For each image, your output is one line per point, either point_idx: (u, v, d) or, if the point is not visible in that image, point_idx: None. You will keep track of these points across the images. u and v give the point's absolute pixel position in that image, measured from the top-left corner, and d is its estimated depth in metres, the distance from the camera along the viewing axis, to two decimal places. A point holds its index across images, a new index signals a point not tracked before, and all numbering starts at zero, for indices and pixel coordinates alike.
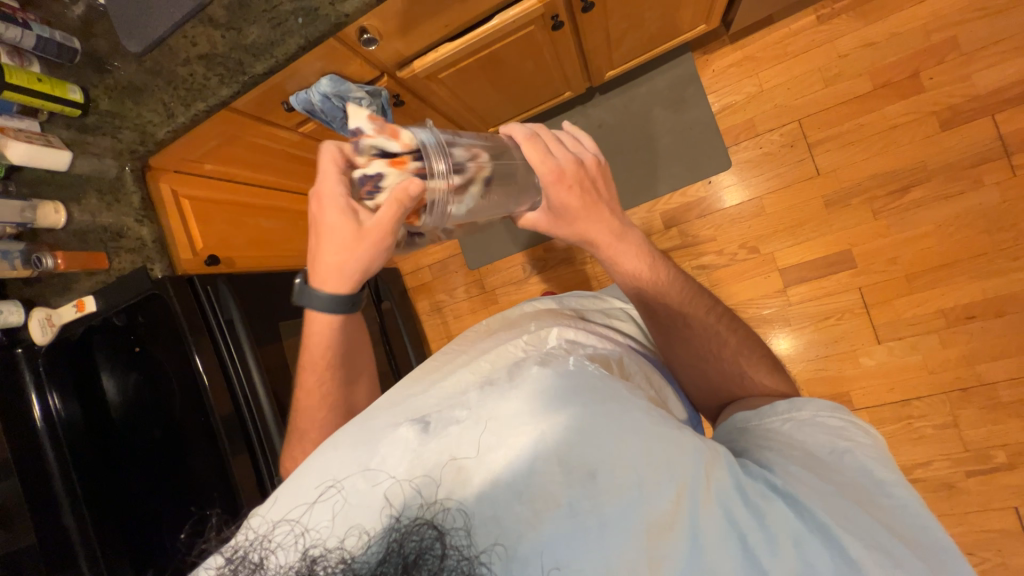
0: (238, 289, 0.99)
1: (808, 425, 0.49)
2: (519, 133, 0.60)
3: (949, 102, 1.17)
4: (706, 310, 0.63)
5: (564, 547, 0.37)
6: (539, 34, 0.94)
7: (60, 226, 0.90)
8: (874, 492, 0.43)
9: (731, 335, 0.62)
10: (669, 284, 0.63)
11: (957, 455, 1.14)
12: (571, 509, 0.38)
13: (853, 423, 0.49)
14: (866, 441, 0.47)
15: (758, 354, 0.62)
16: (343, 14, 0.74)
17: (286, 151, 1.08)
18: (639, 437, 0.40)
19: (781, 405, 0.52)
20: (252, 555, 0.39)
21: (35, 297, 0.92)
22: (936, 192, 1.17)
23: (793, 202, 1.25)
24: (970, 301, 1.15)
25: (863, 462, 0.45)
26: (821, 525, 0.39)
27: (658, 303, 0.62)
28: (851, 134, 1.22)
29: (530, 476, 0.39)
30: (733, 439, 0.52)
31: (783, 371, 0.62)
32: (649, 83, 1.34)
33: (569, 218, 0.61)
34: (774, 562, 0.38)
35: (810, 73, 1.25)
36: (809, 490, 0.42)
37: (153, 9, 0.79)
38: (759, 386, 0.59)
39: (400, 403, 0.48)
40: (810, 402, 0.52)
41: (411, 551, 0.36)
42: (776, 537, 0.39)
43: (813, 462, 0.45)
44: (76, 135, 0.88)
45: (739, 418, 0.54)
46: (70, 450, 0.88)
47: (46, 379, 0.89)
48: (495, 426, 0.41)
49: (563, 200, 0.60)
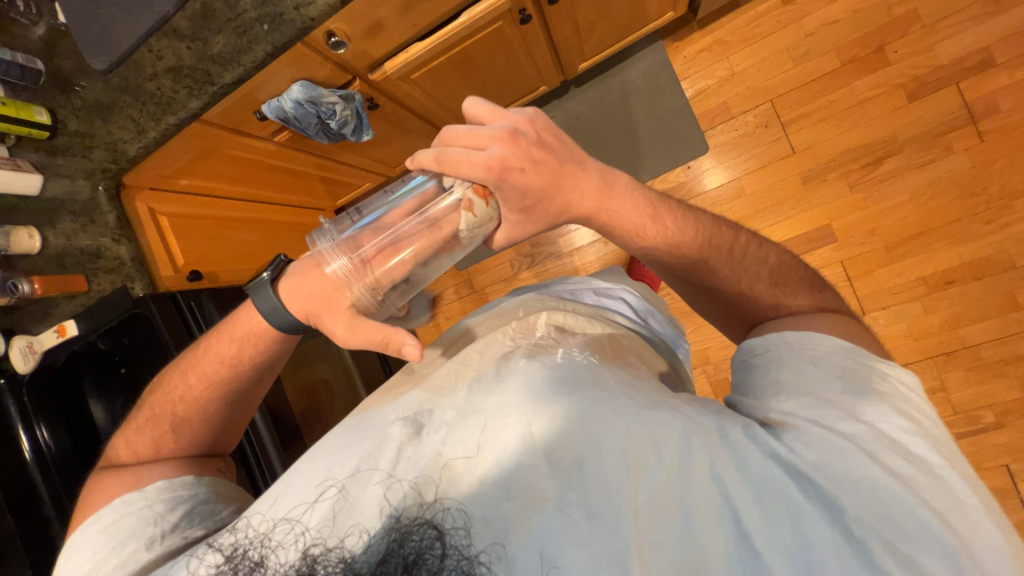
0: (221, 303, 0.99)
1: (818, 365, 0.46)
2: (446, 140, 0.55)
3: (914, 74, 1.20)
4: (730, 247, 0.57)
5: (556, 542, 0.37)
6: (508, 28, 0.95)
7: (36, 251, 0.86)
8: (899, 442, 0.41)
9: (762, 268, 0.56)
10: (681, 232, 0.58)
11: (946, 418, 1.16)
12: (560, 501, 0.38)
13: (873, 366, 0.46)
14: (885, 388, 0.44)
15: (795, 279, 0.56)
16: (309, 18, 0.74)
17: (266, 163, 1.06)
18: (625, 421, 0.40)
19: (793, 336, 0.49)
20: (252, 553, 0.42)
21: (15, 326, 0.88)
22: (908, 162, 1.20)
23: (771, 181, 1.27)
24: (948, 267, 1.17)
25: (880, 410, 0.43)
26: (822, 494, 0.39)
27: (670, 257, 0.58)
28: (823, 111, 1.25)
29: (517, 470, 0.39)
30: (744, 378, 0.51)
31: (826, 290, 0.56)
32: (623, 74, 1.36)
33: (543, 198, 0.56)
34: (769, 539, 0.37)
35: (780, 54, 1.27)
36: (816, 452, 0.40)
37: (116, 25, 0.78)
38: (801, 306, 0.53)
39: (397, 400, 0.49)
40: (823, 334, 0.48)
41: (411, 552, 0.38)
42: (771, 513, 0.38)
43: (825, 410, 0.43)
44: (46, 158, 0.87)
45: (750, 344, 0.52)
46: (63, 479, 0.85)
47: (31, 410, 0.86)
48: (483, 420, 0.42)
49: (524, 183, 0.54)
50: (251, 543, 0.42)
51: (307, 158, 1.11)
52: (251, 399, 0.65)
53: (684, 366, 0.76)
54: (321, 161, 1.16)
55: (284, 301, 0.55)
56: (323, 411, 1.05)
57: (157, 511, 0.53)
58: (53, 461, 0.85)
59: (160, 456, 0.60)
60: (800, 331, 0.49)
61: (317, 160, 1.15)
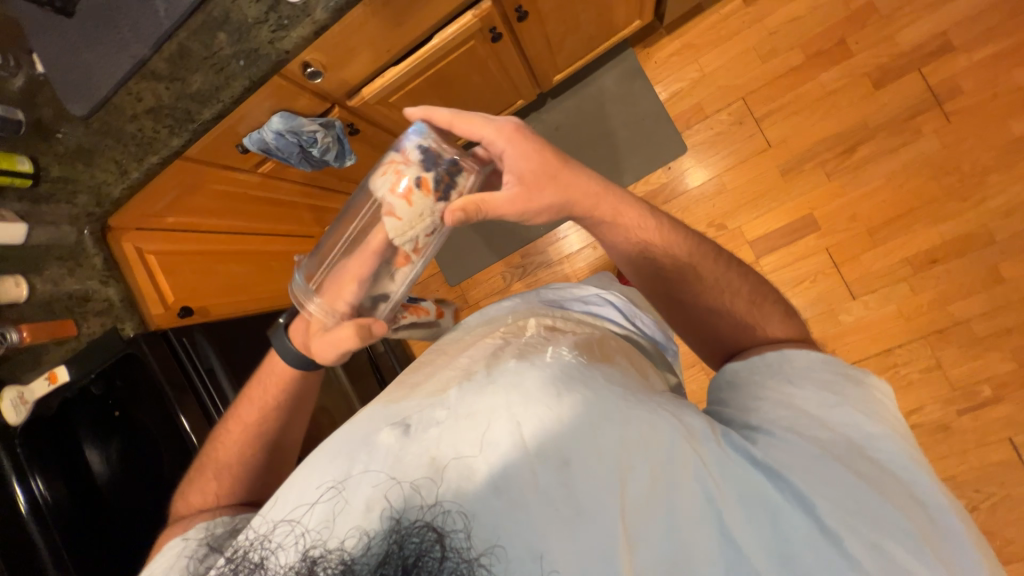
0: (217, 338, 0.98)
1: (799, 375, 0.47)
2: (445, 117, 0.58)
3: (878, 63, 1.24)
4: (712, 260, 0.58)
5: (542, 538, 0.37)
6: (480, 47, 0.97)
7: (23, 299, 0.86)
8: (866, 451, 0.42)
9: (742, 284, 0.57)
10: (666, 237, 0.59)
11: (946, 395, 1.17)
12: (546, 499, 0.38)
13: (852, 378, 0.47)
14: (858, 393, 0.45)
15: (771, 301, 0.56)
16: (284, 51, 0.76)
17: (250, 195, 1.06)
18: (614, 424, 0.40)
19: (770, 357, 0.49)
20: (252, 555, 0.42)
21: (6, 376, 0.87)
22: (881, 147, 1.23)
23: (750, 176, 1.29)
24: (930, 246, 1.19)
25: (854, 413, 0.44)
26: (799, 493, 0.39)
27: (662, 257, 0.59)
28: (793, 104, 1.28)
29: (506, 471, 0.39)
30: (724, 395, 0.51)
31: (799, 318, 0.56)
32: (597, 83, 1.39)
33: (544, 177, 0.58)
34: (748, 532, 0.38)
35: (747, 53, 1.31)
36: (787, 454, 0.41)
37: (94, 70, 0.80)
38: (772, 331, 0.54)
39: (399, 401, 0.48)
40: (800, 350, 0.49)
41: (412, 553, 0.38)
42: (752, 511, 0.39)
43: (799, 417, 0.44)
44: (30, 207, 0.87)
45: (728, 370, 0.52)
46: (61, 529, 0.83)
47: (25, 463, 0.84)
48: (474, 420, 0.41)
49: (528, 159, 0.57)
50: (251, 545, 0.42)
51: (292, 187, 1.13)
52: (292, 442, 0.67)
53: (674, 369, 0.75)
54: (308, 190, 1.18)
55: (295, 340, 0.63)
56: (324, 439, 1.03)
57: (190, 552, 0.50)
58: (50, 514, 0.83)
59: (210, 505, 0.59)
60: (779, 350, 0.50)
61: (304, 190, 1.17)
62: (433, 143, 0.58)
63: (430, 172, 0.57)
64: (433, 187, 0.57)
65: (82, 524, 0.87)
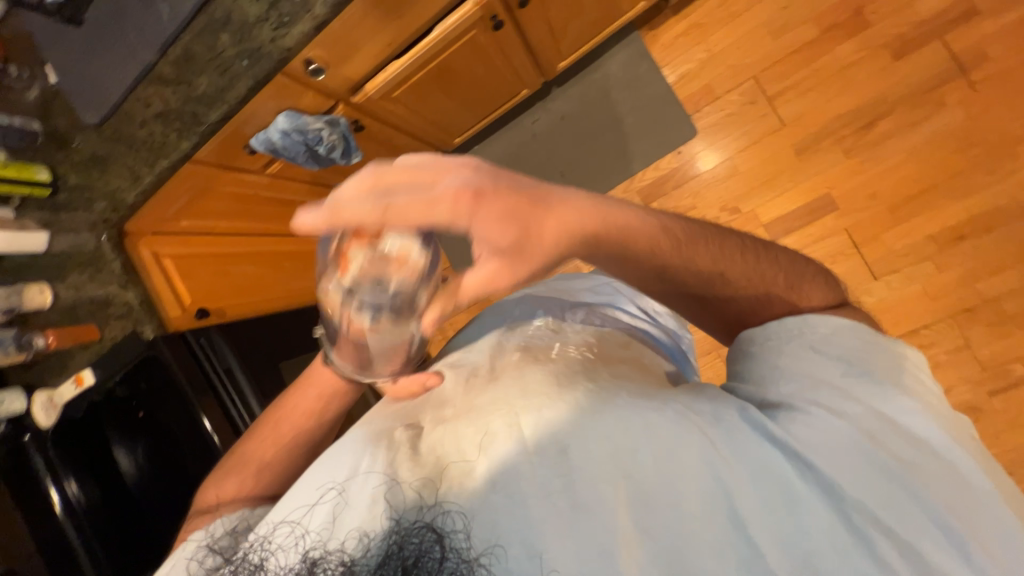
0: (234, 337, 0.99)
1: (821, 349, 0.45)
2: (364, 217, 0.36)
3: (896, 33, 1.19)
4: (743, 253, 0.49)
5: (545, 533, 0.35)
6: (482, 36, 0.96)
7: (48, 306, 0.89)
8: (903, 424, 0.41)
9: (775, 271, 0.50)
10: (692, 242, 0.47)
11: (975, 376, 1.13)
12: (546, 491, 0.37)
13: (885, 346, 0.45)
14: (888, 370, 0.44)
15: (807, 280, 0.51)
16: (286, 48, 0.76)
17: (262, 197, 1.08)
18: (613, 413, 0.40)
19: (792, 323, 0.47)
20: (252, 556, 0.40)
21: (36, 381, 0.90)
22: (902, 121, 1.18)
23: (763, 157, 1.26)
24: (956, 222, 1.15)
25: (883, 392, 0.42)
26: (822, 477, 0.38)
27: (688, 276, 0.47)
28: (808, 81, 1.24)
29: (509, 465, 0.38)
30: (742, 367, 0.48)
31: (833, 282, 0.54)
32: (603, 68, 1.36)
33: (526, 244, 0.38)
34: (766, 524, 0.37)
35: (757, 29, 1.27)
36: (814, 434, 0.39)
37: (104, 78, 0.81)
38: (812, 303, 0.51)
39: (400, 405, 0.49)
40: (822, 317, 0.47)
41: (411, 555, 0.35)
42: (769, 500, 0.37)
43: (826, 392, 0.42)
44: (51, 215, 0.89)
45: (745, 339, 0.49)
46: (93, 528, 0.86)
47: (57, 464, 0.87)
48: (476, 415, 0.42)
49: (495, 225, 0.36)
50: (251, 546, 0.41)
51: (302, 187, 1.14)
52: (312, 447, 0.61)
53: (689, 358, 0.71)
54: (316, 188, 1.18)
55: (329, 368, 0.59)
56: None
57: (192, 556, 0.48)
58: (84, 512, 0.87)
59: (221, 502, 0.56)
60: (801, 316, 0.48)
61: (311, 188, 1.17)
62: (362, 271, 0.41)
63: (383, 308, 0.42)
64: (395, 322, 0.43)
65: (114, 521, 0.90)
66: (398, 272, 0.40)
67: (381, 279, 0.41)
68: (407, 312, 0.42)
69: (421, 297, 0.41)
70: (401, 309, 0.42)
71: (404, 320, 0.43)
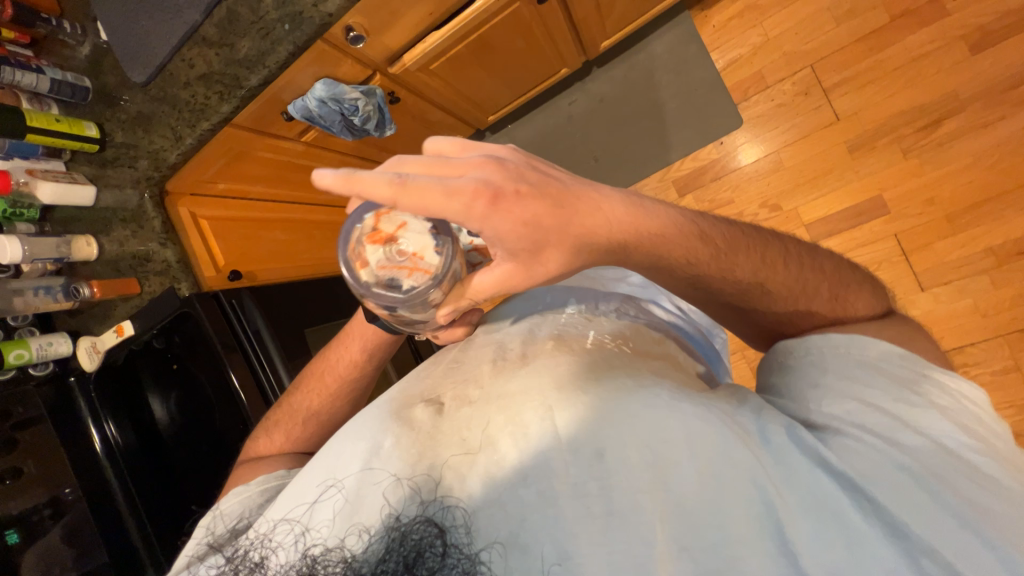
0: (263, 298, 1.02)
1: (868, 368, 0.43)
2: (384, 199, 0.34)
3: (977, 24, 1.08)
4: (785, 259, 0.47)
5: (573, 535, 0.36)
6: (526, 10, 0.93)
7: (94, 257, 0.93)
8: (958, 455, 0.38)
9: (820, 281, 0.48)
10: (731, 245, 0.45)
11: (1022, 401, 1.05)
12: (579, 491, 0.37)
13: (925, 374, 0.43)
14: (944, 397, 0.41)
15: (852, 291, 0.48)
16: (327, 14, 0.75)
17: (296, 163, 1.09)
18: (652, 416, 0.39)
19: (838, 339, 0.45)
20: (252, 555, 0.43)
21: (80, 326, 0.96)
22: (972, 121, 1.09)
23: (812, 152, 1.19)
24: (1021, 235, 1.06)
25: (938, 419, 0.40)
26: (870, 501, 0.36)
27: (725, 285, 0.45)
28: (870, 73, 1.15)
29: (541, 461, 0.38)
30: (779, 379, 0.47)
31: (881, 292, 0.51)
32: (648, 49, 1.30)
33: (544, 244, 0.38)
34: (812, 553, 0.35)
35: (819, 14, 1.18)
36: (860, 459, 0.38)
37: (150, 37, 0.82)
38: (856, 314, 0.48)
39: (411, 384, 0.48)
40: (870, 339, 0.45)
41: (411, 550, 0.37)
42: (820, 525, 0.36)
43: (874, 414, 0.40)
44: (98, 170, 0.93)
45: (782, 349, 0.48)
46: (129, 469, 0.93)
47: (98, 407, 0.94)
48: (506, 403, 0.41)
49: (513, 224, 0.36)
50: (252, 544, 0.43)
51: (335, 157, 1.15)
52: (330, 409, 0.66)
53: (722, 358, 0.69)
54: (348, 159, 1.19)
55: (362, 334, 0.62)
56: None
57: (193, 550, 0.50)
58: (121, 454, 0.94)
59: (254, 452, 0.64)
60: (847, 334, 0.46)
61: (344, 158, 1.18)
62: (380, 267, 0.41)
63: (398, 307, 0.42)
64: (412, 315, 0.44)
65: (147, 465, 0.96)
66: (415, 272, 0.41)
67: (398, 276, 0.41)
68: (424, 308, 0.42)
69: (438, 294, 0.42)
70: (416, 306, 0.42)
71: (422, 314, 0.43)
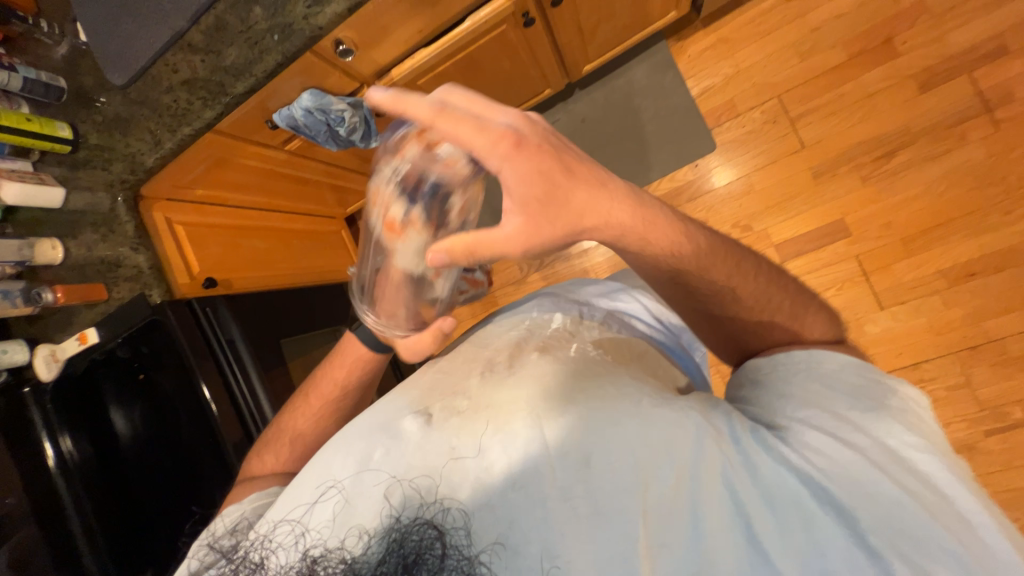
0: (240, 310, 0.99)
1: (831, 378, 0.45)
2: (422, 118, 0.41)
3: (925, 65, 1.18)
4: (756, 273, 0.50)
5: (562, 536, 0.37)
6: (512, 32, 0.96)
7: (58, 262, 0.89)
8: (908, 459, 0.40)
9: (785, 298, 0.50)
10: (706, 254, 0.48)
11: (972, 414, 1.12)
12: (566, 494, 0.38)
13: (882, 384, 0.45)
14: (899, 404, 0.43)
15: (814, 310, 0.51)
16: (317, 27, 0.76)
17: (276, 171, 1.08)
18: (634, 422, 0.40)
19: (799, 355, 0.47)
20: (253, 555, 0.42)
21: (38, 335, 0.90)
22: (923, 153, 1.18)
23: (780, 177, 1.25)
24: (968, 259, 1.14)
25: (896, 427, 0.41)
26: (839, 507, 0.37)
27: (700, 282, 0.48)
28: (831, 105, 1.23)
29: (529, 466, 0.39)
30: (750, 392, 0.49)
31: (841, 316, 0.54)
32: (628, 74, 1.37)
33: (557, 199, 0.41)
34: (782, 546, 0.37)
35: (785, 49, 1.26)
36: (824, 459, 0.39)
37: (132, 40, 0.81)
38: (822, 331, 0.51)
39: (404, 392, 0.49)
40: (829, 352, 0.47)
41: (411, 551, 0.37)
42: (784, 519, 0.38)
43: (835, 421, 0.42)
44: (68, 172, 0.90)
45: (751, 366, 0.50)
46: (83, 485, 0.88)
47: (54, 420, 0.88)
48: (492, 411, 0.42)
49: (528, 173, 0.40)
50: (252, 545, 0.43)
51: (317, 166, 1.15)
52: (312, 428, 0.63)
53: (701, 370, 0.70)
54: (330, 169, 1.20)
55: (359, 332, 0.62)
56: None
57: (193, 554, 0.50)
58: (76, 469, 0.88)
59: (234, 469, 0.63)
60: (807, 351, 0.47)
61: (326, 168, 1.19)
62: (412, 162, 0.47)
63: (418, 206, 0.48)
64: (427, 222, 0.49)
65: (104, 479, 0.91)
66: (440, 173, 0.47)
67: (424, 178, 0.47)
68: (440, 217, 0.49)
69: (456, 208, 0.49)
70: (434, 210, 0.48)
71: (437, 222, 0.49)
